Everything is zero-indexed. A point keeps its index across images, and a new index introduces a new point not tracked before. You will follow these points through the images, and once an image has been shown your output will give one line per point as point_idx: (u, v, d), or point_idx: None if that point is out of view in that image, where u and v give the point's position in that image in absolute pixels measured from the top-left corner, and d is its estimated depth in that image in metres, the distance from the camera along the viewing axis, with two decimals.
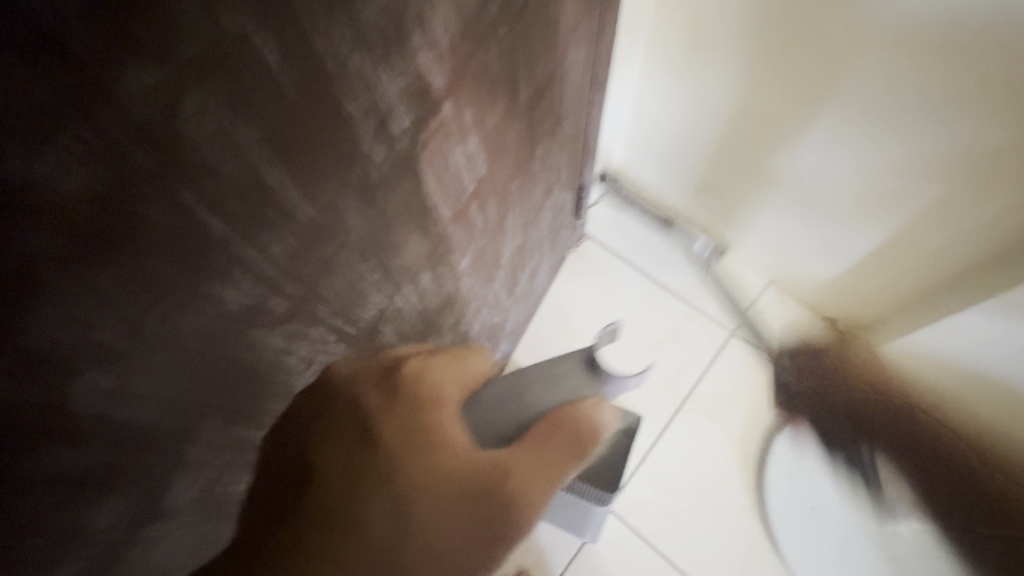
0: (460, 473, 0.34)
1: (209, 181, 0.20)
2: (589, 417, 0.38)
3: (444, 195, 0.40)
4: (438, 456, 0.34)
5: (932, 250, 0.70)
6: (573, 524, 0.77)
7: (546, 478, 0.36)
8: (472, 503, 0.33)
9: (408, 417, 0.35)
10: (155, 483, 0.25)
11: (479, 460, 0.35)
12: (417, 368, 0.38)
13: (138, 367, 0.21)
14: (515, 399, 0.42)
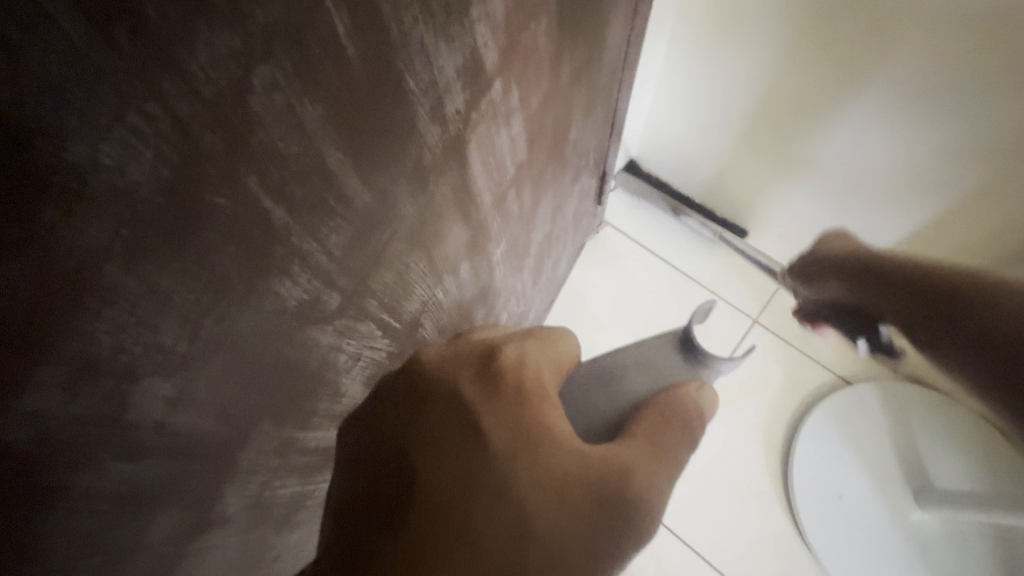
0: (574, 475, 0.30)
1: (273, 165, 0.18)
2: (695, 403, 0.36)
3: (487, 180, 0.38)
4: (553, 452, 0.31)
5: (973, 235, 0.68)
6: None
7: (660, 475, 0.32)
8: (590, 501, 0.30)
9: (515, 415, 0.32)
10: (210, 491, 0.24)
11: (596, 465, 0.31)
12: (515, 360, 0.34)
13: (199, 371, 0.20)
14: (611, 384, 0.41)
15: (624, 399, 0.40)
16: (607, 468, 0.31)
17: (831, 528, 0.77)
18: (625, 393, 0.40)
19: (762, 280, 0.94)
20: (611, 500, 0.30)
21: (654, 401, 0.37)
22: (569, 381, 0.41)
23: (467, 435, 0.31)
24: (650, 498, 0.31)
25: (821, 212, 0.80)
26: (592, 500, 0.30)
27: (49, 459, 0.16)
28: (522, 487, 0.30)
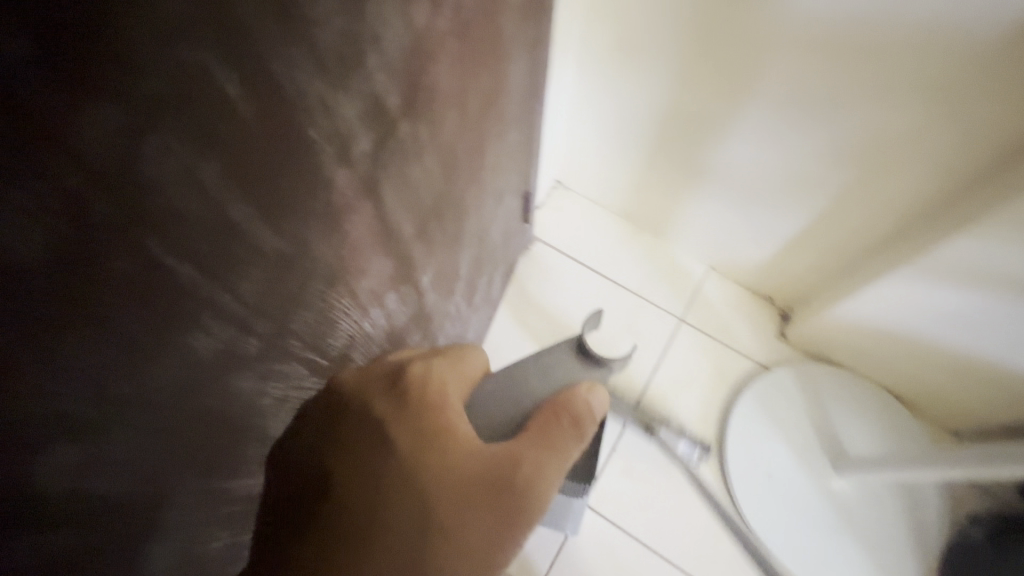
0: (470, 472, 0.33)
1: (174, 224, 0.19)
2: (585, 402, 0.38)
3: (405, 213, 0.39)
4: (447, 454, 0.33)
5: (851, 227, 0.76)
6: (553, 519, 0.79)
7: (548, 466, 0.35)
8: (483, 496, 0.32)
9: (413, 425, 0.33)
10: (132, 555, 0.23)
11: (488, 458, 0.33)
12: (420, 376, 0.36)
13: (109, 433, 0.19)
14: (513, 386, 0.45)
15: (524, 406, 0.44)
16: (496, 464, 0.33)
17: (766, 506, 0.82)
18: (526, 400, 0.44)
19: (684, 281, 1.01)
20: (501, 488, 0.32)
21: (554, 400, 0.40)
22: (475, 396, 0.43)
23: (374, 445, 0.32)
24: (539, 489, 0.33)
25: (728, 214, 0.88)
26: (485, 491, 0.32)
27: None
28: (419, 490, 0.31)
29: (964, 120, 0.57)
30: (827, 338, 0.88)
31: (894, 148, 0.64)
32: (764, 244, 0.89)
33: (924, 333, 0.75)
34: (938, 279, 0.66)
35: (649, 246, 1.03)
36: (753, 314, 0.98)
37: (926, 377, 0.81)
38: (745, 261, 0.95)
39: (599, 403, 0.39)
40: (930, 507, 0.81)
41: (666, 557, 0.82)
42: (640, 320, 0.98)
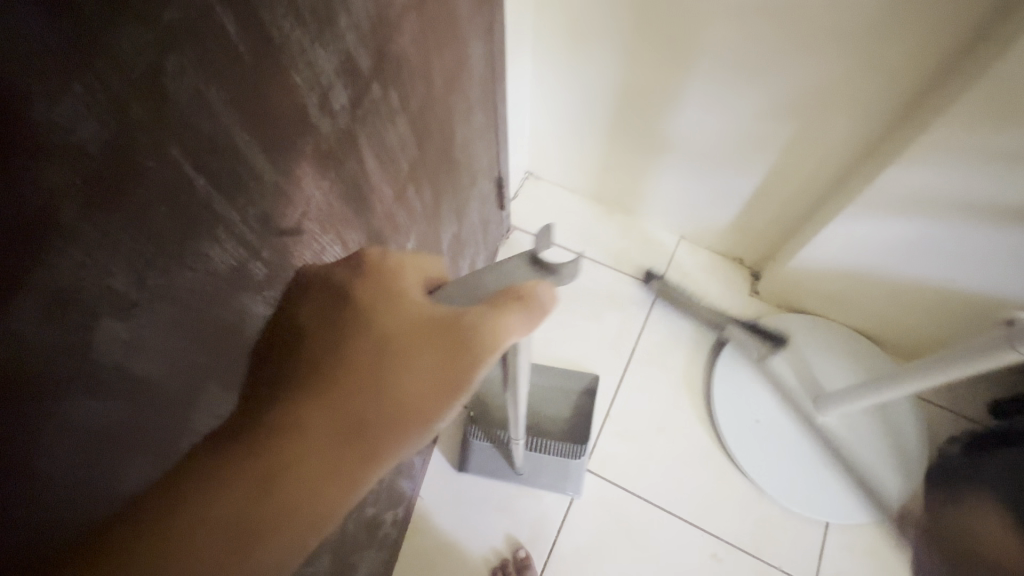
0: (417, 326, 0.32)
1: (190, 138, 0.23)
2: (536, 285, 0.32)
3: (384, 174, 0.43)
4: (393, 309, 0.32)
5: (801, 178, 0.82)
6: (555, 482, 0.85)
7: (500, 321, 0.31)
8: (432, 346, 0.31)
9: (361, 294, 0.32)
10: (169, 450, 0.28)
11: (428, 323, 0.32)
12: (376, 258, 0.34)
13: (148, 317, 0.23)
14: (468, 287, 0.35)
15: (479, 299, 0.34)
16: (443, 316, 0.32)
17: (757, 450, 0.87)
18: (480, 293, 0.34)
19: (658, 252, 1.06)
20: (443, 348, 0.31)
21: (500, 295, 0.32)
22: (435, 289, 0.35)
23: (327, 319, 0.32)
24: (490, 336, 0.31)
25: (688, 181, 0.94)
26: (435, 341, 0.31)
27: (30, 387, 0.19)
28: (371, 344, 0.31)
29: (880, 60, 0.63)
30: (795, 288, 0.94)
31: (826, 96, 0.69)
32: (726, 206, 0.95)
33: (879, 268, 0.80)
34: (882, 215, 0.72)
35: (621, 224, 1.09)
36: (725, 277, 1.04)
37: (889, 313, 0.86)
38: (712, 225, 1.00)
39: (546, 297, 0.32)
40: (909, 432, 0.86)
41: (668, 511, 0.85)
42: (621, 292, 1.02)
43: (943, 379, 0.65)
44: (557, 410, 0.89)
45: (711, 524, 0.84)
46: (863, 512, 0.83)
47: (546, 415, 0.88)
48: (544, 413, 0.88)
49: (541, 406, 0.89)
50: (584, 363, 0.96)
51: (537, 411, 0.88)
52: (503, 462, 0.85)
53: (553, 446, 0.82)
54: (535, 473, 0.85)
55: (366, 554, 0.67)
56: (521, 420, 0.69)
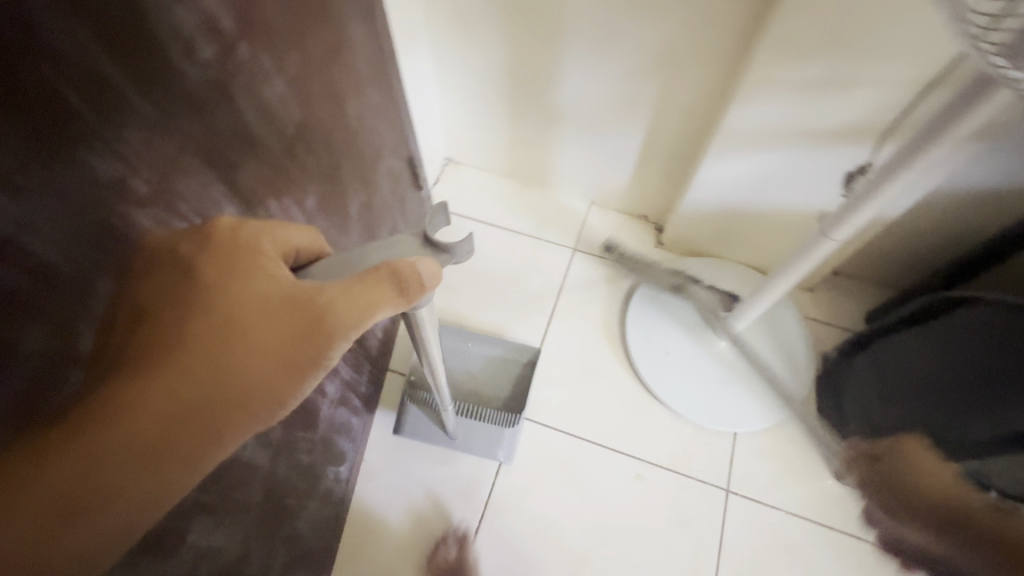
0: (273, 305, 0.34)
1: (60, 61, 0.29)
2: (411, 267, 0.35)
3: (266, 127, 0.50)
4: (246, 288, 0.34)
5: (674, 128, 0.93)
6: (485, 449, 0.91)
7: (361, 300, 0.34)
8: (287, 323, 0.34)
9: (222, 272, 0.34)
10: (66, 325, 0.34)
11: (288, 304, 0.34)
12: (237, 233, 0.36)
13: (33, 202, 0.30)
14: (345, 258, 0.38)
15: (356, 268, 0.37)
16: (304, 296, 0.34)
17: (666, 377, 0.96)
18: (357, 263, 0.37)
19: (571, 217, 1.16)
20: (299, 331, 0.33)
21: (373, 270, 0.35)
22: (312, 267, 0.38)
23: (181, 295, 0.33)
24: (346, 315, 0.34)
25: (583, 147, 1.04)
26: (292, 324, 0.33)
27: None
28: (215, 323, 0.32)
29: (711, 13, 0.73)
30: (690, 234, 1.05)
31: (677, 52, 0.80)
32: (622, 166, 1.05)
33: (748, 203, 0.92)
34: (732, 152, 0.83)
35: (536, 196, 1.18)
36: (633, 233, 1.14)
37: (769, 243, 0.98)
38: (614, 186, 1.11)
39: (427, 273, 0.36)
40: (795, 345, 0.98)
41: (595, 442, 0.93)
42: (540, 256, 1.11)
43: (790, 281, 0.77)
44: (502, 381, 0.96)
45: (633, 448, 0.93)
46: (763, 420, 0.94)
47: (490, 387, 0.96)
48: (491, 384, 0.96)
49: (489, 378, 0.96)
50: (510, 323, 1.04)
51: (485, 384, 0.96)
52: (437, 429, 0.91)
53: (489, 415, 0.90)
54: (470, 440, 0.91)
55: (307, 503, 0.73)
56: (445, 387, 0.74)
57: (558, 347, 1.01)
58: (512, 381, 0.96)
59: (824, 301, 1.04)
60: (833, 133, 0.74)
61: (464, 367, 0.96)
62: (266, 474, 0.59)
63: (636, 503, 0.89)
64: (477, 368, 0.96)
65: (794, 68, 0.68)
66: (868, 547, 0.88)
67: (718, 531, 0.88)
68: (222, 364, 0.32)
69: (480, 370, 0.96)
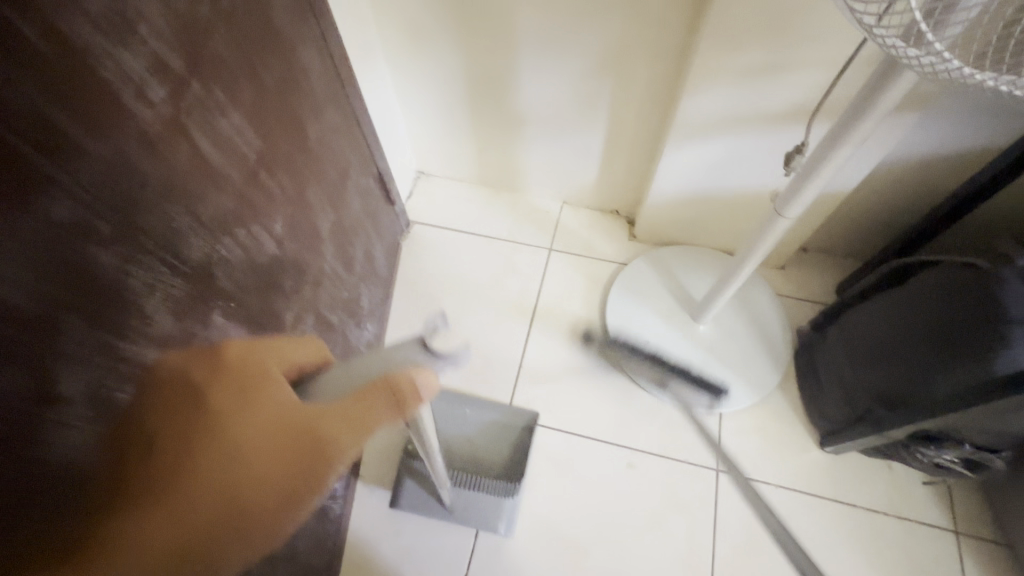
0: (278, 429, 0.36)
1: (11, 115, 0.31)
2: (411, 381, 0.37)
3: (226, 159, 0.52)
4: (252, 412, 0.36)
5: (632, 123, 0.96)
6: (484, 520, 0.88)
7: (358, 425, 0.36)
8: (283, 450, 0.35)
9: (229, 394, 0.36)
10: (44, 368, 0.35)
11: (294, 429, 0.36)
12: (244, 353, 0.38)
13: (0, 252, 0.31)
14: (346, 371, 0.40)
15: (356, 381, 0.39)
16: (309, 420, 0.36)
17: (650, 366, 0.99)
18: (357, 376, 0.39)
19: (545, 218, 1.18)
20: (302, 454, 0.36)
21: (373, 384, 0.37)
22: (318, 383, 0.40)
23: (190, 418, 0.35)
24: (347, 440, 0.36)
25: (550, 149, 1.07)
26: (295, 447, 0.36)
27: None
28: (222, 450, 0.35)
29: (653, 11, 0.76)
30: (661, 223, 1.07)
31: (625, 51, 0.83)
32: (588, 165, 1.08)
33: (711, 188, 0.94)
34: (689, 141, 0.86)
35: (509, 201, 1.20)
36: (607, 228, 1.16)
37: (736, 225, 1.01)
38: (583, 182, 1.13)
39: (423, 383, 0.38)
40: (771, 322, 1.01)
41: (586, 434, 0.95)
42: (517, 259, 1.13)
43: (754, 260, 0.79)
44: (503, 446, 0.95)
45: (623, 438, 0.95)
46: (746, 399, 0.96)
47: (490, 453, 0.94)
48: (492, 451, 0.94)
49: (489, 444, 0.95)
50: (493, 327, 1.06)
51: (486, 451, 0.94)
52: (433, 500, 0.89)
53: (487, 484, 0.87)
54: (467, 511, 0.88)
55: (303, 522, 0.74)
56: (439, 462, 0.73)
57: (542, 346, 1.03)
58: (512, 447, 0.95)
59: (796, 277, 1.07)
60: (779, 114, 0.77)
61: (463, 432, 0.95)
62: None
63: (630, 491, 0.91)
64: (475, 434, 0.95)
65: (735, 55, 0.71)
66: (858, 511, 0.90)
67: (711, 509, 0.90)
68: (228, 491, 0.34)
69: (479, 437, 0.95)
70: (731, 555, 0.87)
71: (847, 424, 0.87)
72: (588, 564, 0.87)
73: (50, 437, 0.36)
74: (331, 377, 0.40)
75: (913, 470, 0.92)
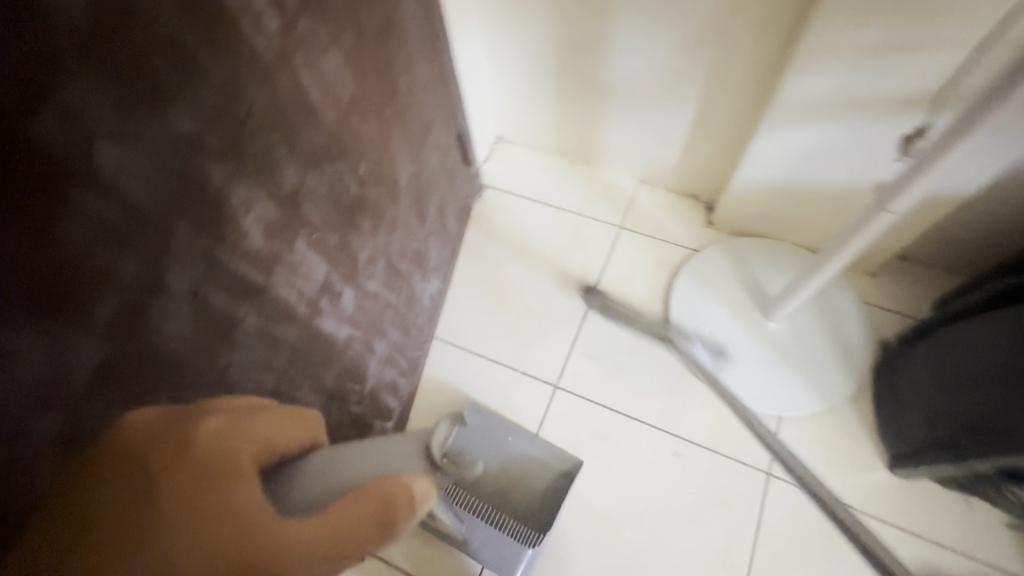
0: (230, 548, 0.35)
1: (149, 28, 0.34)
2: (406, 501, 0.41)
3: (323, 96, 0.55)
4: (205, 523, 0.35)
5: (726, 101, 0.91)
6: (502, 558, 0.83)
7: (331, 547, 0.38)
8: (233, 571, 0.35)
9: (187, 493, 0.35)
10: (157, 260, 0.39)
11: (248, 546, 0.36)
12: (222, 431, 0.39)
13: (127, 151, 0.35)
14: (334, 467, 0.46)
15: (340, 484, 0.45)
16: (268, 541, 0.36)
17: (712, 357, 0.95)
18: (345, 478, 0.46)
19: (618, 195, 1.15)
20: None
21: (365, 488, 0.41)
22: (300, 485, 0.43)
23: (137, 510, 0.35)
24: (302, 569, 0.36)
25: (634, 124, 1.03)
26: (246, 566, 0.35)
27: (57, 177, 0.31)
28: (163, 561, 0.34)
29: None
30: (744, 213, 1.01)
31: (730, 19, 0.78)
32: (671, 143, 1.03)
33: (805, 178, 0.88)
34: (789, 124, 0.80)
35: (584, 174, 1.18)
36: (683, 212, 1.11)
37: (827, 222, 0.94)
38: (665, 162, 1.08)
39: (417, 491, 0.42)
40: (852, 331, 0.94)
41: (635, 418, 0.94)
42: (584, 233, 1.11)
43: (844, 261, 0.73)
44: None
45: (672, 426, 0.93)
46: (811, 406, 0.92)
47: None
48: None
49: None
50: (553, 299, 1.05)
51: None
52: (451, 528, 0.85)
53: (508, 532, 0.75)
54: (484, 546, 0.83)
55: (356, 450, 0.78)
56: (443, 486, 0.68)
57: (599, 321, 1.02)
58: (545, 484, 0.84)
59: (888, 286, 0.98)
60: (898, 100, 0.70)
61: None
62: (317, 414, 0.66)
63: (672, 479, 0.90)
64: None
65: (860, 28, 0.64)
66: (922, 543, 0.83)
67: (755, 512, 0.87)
68: None
69: (511, 469, 0.85)
70: (771, 561, 0.84)
71: (925, 448, 0.80)
72: (617, 543, 0.87)
73: (156, 322, 0.40)
74: (320, 470, 0.45)
75: (995, 510, 0.84)
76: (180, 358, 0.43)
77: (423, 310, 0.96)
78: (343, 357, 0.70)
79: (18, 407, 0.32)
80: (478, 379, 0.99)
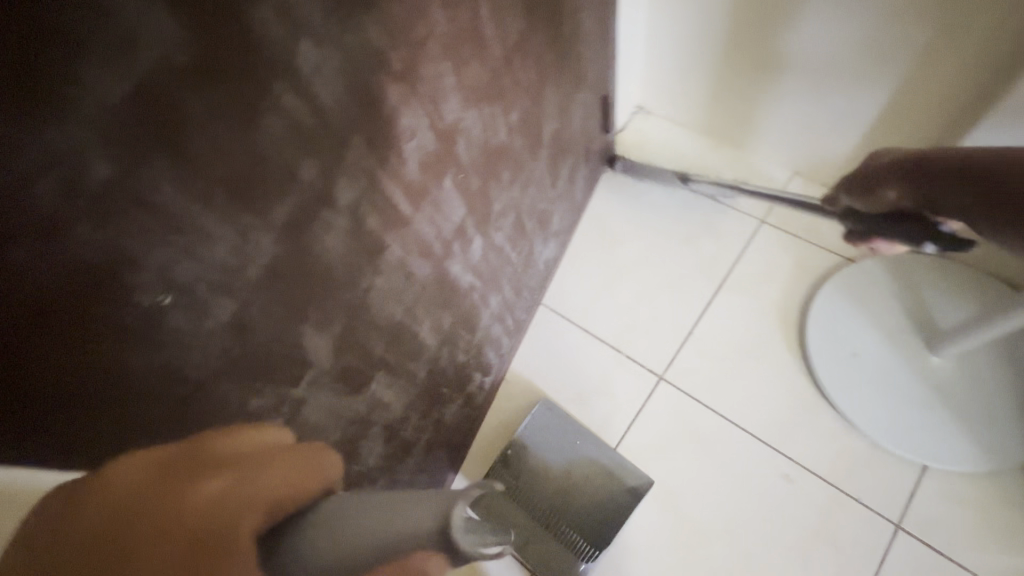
0: None
1: None
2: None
3: (493, 30, 0.53)
4: None
5: (937, 86, 0.77)
6: None
7: None
8: None
9: None
10: (331, 172, 0.40)
11: None
12: (204, 497, 0.26)
13: (324, 55, 0.35)
14: (344, 522, 0.29)
15: (376, 544, 0.29)
16: None
17: (853, 378, 0.84)
18: (378, 531, 0.29)
19: (766, 186, 1.03)
20: None
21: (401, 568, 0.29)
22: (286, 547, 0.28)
23: None
24: None
25: (804, 106, 0.91)
26: None
27: (265, 68, 0.32)
28: None
29: None
30: None
31: None
32: (847, 133, 0.90)
33: None
34: None
35: (730, 157, 1.07)
36: None
37: None
38: (832, 154, 0.95)
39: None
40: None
41: (747, 429, 0.86)
42: (719, 221, 1.01)
43: None
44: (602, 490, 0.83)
45: (789, 448, 0.84)
46: (969, 461, 0.78)
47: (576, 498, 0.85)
48: (587, 491, 0.83)
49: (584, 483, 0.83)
50: (673, 287, 0.98)
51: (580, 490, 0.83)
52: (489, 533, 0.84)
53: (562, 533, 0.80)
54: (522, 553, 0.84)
55: (455, 399, 0.79)
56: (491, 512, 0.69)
57: (720, 318, 0.94)
58: (608, 497, 0.82)
59: None
60: None
61: (561, 461, 0.85)
62: (429, 356, 0.66)
63: (779, 503, 0.81)
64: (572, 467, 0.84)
65: None
66: None
67: (875, 564, 0.76)
68: None
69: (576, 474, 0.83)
70: None
71: None
72: (706, 555, 0.80)
73: (321, 233, 0.41)
74: (328, 524, 0.29)
75: None
76: (334, 274, 0.44)
77: (536, 274, 0.94)
78: (460, 305, 0.69)
79: (198, 284, 0.33)
80: (580, 354, 0.95)
